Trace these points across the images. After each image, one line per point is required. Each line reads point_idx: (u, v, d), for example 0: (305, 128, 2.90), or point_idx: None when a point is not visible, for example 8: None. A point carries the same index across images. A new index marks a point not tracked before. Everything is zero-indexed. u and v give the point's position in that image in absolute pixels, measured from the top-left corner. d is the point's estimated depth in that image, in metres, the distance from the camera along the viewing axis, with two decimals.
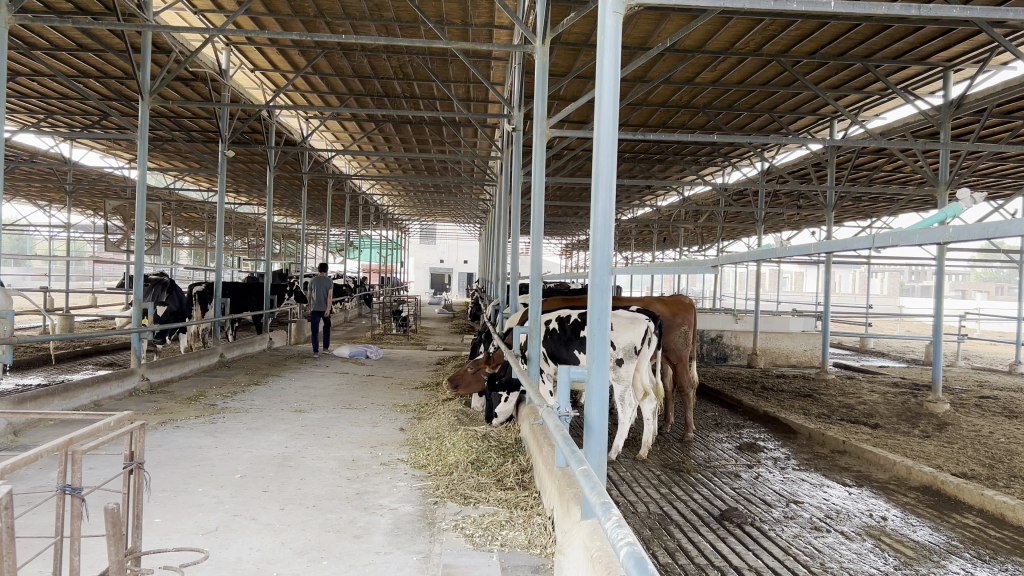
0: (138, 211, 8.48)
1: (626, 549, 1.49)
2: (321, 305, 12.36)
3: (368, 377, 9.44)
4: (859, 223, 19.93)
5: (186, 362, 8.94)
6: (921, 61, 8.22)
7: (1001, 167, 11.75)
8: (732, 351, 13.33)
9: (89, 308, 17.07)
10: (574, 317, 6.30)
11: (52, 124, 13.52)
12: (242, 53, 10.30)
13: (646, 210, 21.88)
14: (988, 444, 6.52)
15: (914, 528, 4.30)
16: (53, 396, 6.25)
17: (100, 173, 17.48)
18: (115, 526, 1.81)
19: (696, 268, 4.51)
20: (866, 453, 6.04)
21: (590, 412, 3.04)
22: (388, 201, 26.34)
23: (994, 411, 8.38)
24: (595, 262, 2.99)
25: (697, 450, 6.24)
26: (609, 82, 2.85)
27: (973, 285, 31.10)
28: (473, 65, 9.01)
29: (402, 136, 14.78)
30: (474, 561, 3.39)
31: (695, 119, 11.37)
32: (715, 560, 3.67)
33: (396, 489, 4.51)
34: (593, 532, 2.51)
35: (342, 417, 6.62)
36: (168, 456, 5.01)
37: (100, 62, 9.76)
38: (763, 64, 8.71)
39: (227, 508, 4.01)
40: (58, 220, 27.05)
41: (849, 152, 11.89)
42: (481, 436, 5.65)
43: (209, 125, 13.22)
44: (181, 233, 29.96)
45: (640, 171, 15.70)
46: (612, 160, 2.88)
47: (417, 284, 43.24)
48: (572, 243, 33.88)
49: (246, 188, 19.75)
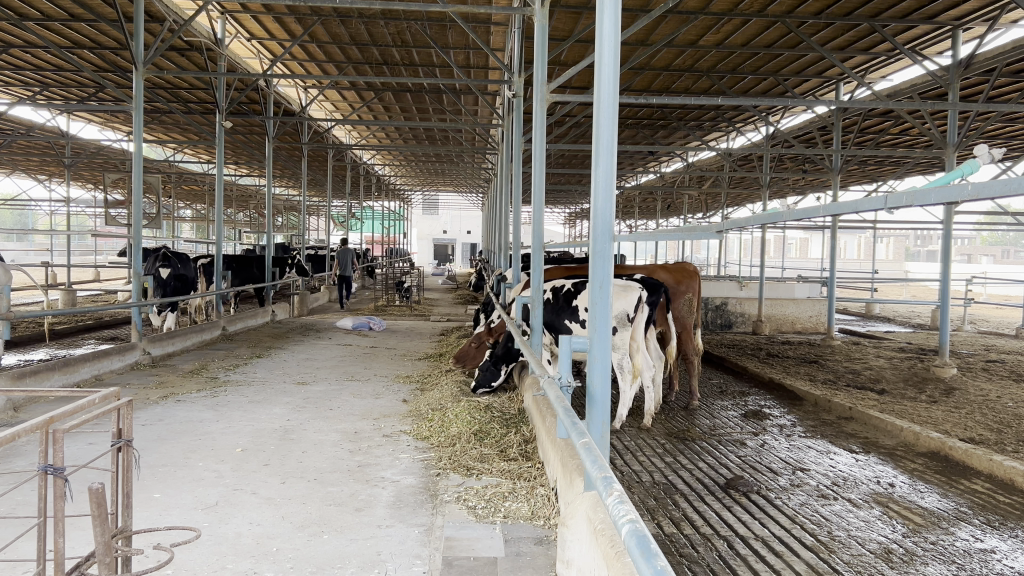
0: (133, 184, 8.33)
1: (628, 527, 1.41)
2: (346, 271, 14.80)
3: (371, 348, 9.40)
4: (864, 188, 19.80)
5: (189, 334, 8.91)
6: (929, 21, 8.05)
7: (1009, 128, 11.61)
8: (737, 317, 13.30)
9: (93, 282, 17.10)
10: (567, 287, 6.24)
11: (48, 97, 13.39)
12: (238, 21, 10.18)
13: (650, 178, 21.78)
14: (995, 408, 6.46)
15: (922, 494, 4.25)
16: (52, 371, 6.20)
17: (98, 147, 17.38)
18: (99, 508, 1.71)
19: (700, 233, 4.36)
20: (873, 420, 5.98)
21: (592, 383, 2.96)
22: (390, 171, 26.22)
23: (1001, 375, 8.32)
24: (594, 230, 2.90)
25: (701, 418, 6.20)
26: (609, 47, 2.75)
27: (978, 250, 31.08)
28: (471, 31, 8.80)
29: (402, 105, 14.63)
30: (476, 533, 3.35)
31: (700, 83, 11.18)
32: (720, 530, 3.61)
33: (398, 460, 4.46)
34: (596, 506, 2.46)
35: (345, 389, 6.58)
36: (168, 430, 4.98)
37: (93, 32, 9.65)
38: (768, 26, 8.54)
39: (227, 482, 3.97)
40: (58, 196, 26.95)
41: (856, 116, 11.74)
42: (484, 407, 5.61)
43: (206, 96, 13.09)
44: (183, 204, 29.93)
45: (642, 137, 15.52)
46: (613, 123, 2.78)
47: (421, 255, 43.40)
48: (575, 211, 33.73)
49: (246, 159, 19.62)
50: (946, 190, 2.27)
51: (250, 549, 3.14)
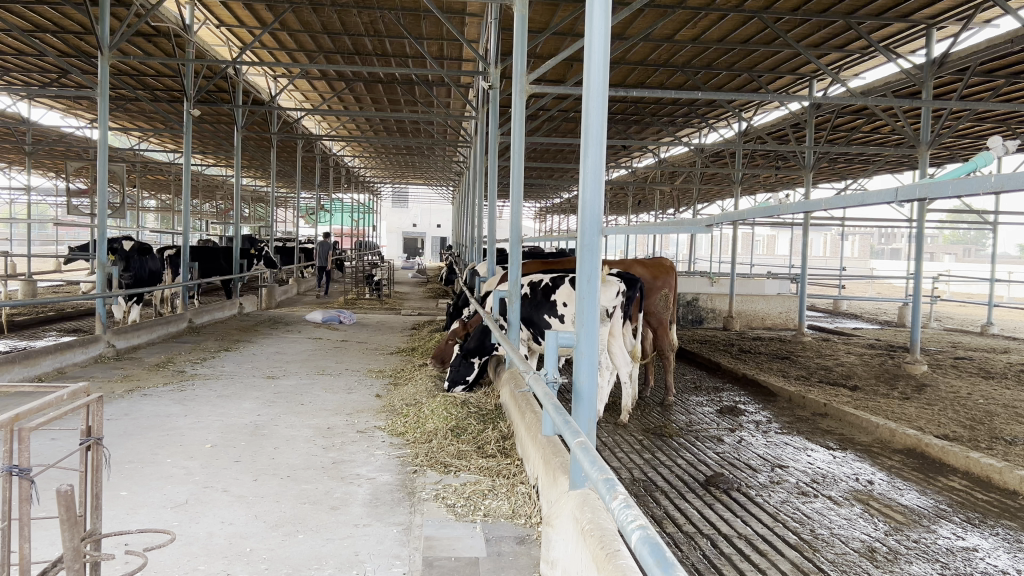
0: (97, 172, 8.09)
1: (640, 533, 1.35)
2: (326, 262, 16.16)
3: (342, 341, 9.26)
4: (834, 186, 20.00)
5: (154, 327, 8.71)
6: (904, 19, 8.09)
7: (980, 127, 11.77)
8: (708, 313, 13.35)
9: (56, 272, 16.74)
10: (545, 281, 6.18)
11: (8, 82, 12.98)
12: (207, 8, 9.98)
13: (623, 172, 21.79)
14: (967, 406, 6.51)
15: (902, 492, 4.24)
16: (12, 364, 6.00)
17: (60, 133, 16.99)
18: (68, 511, 1.60)
19: (687, 227, 4.31)
20: (849, 416, 5.99)
21: (580, 378, 2.88)
22: (360, 163, 25.96)
23: (970, 372, 8.44)
24: (581, 222, 2.82)
25: (677, 413, 6.17)
26: (599, 36, 2.66)
27: (941, 249, 31.61)
28: (447, 20, 8.62)
29: (373, 96, 14.46)
30: (456, 532, 3.27)
31: (674, 78, 11.18)
32: (703, 528, 3.58)
33: (374, 457, 4.37)
34: (584, 504, 2.39)
35: (317, 384, 6.45)
36: (134, 425, 4.83)
37: (57, 16, 9.39)
38: (745, 22, 8.55)
39: (197, 479, 3.85)
40: (18, 183, 26.34)
41: (828, 113, 11.84)
42: (460, 403, 5.54)
43: (173, 84, 12.82)
44: (148, 195, 29.44)
45: (615, 132, 15.51)
46: (601, 112, 2.70)
47: (391, 248, 43.17)
48: (546, 206, 33.77)
49: (213, 148, 19.28)
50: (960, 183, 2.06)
51: (223, 549, 3.03)
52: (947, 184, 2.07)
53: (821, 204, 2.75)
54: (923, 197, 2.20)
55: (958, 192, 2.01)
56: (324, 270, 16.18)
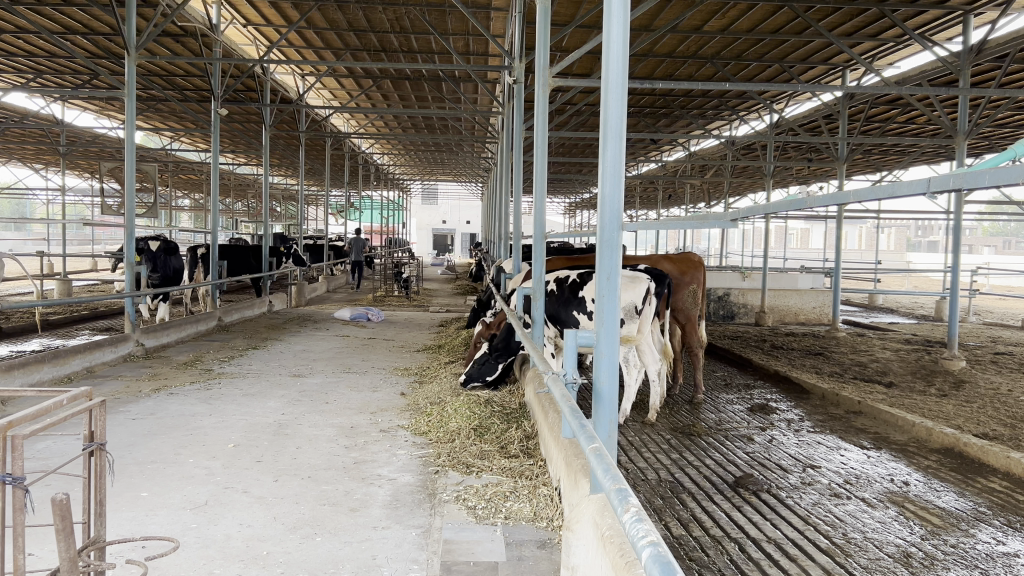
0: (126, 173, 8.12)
1: (650, 550, 1.27)
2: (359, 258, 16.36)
3: (370, 339, 9.23)
4: (869, 178, 19.63)
5: (184, 326, 8.75)
6: (941, 6, 7.87)
7: (1019, 115, 11.49)
8: (740, 309, 13.15)
9: (90, 271, 16.94)
10: (573, 278, 6.10)
11: (42, 84, 13.14)
12: (233, 7, 10.02)
13: (653, 166, 21.59)
14: (1007, 403, 6.31)
15: (939, 494, 4.10)
16: (42, 363, 6.04)
17: (94, 134, 17.18)
18: (63, 520, 1.55)
19: (713, 220, 4.19)
20: (884, 415, 5.83)
21: (599, 379, 2.79)
22: (388, 160, 26.02)
23: (1011, 367, 8.20)
24: (601, 218, 2.72)
25: (707, 411, 6.06)
26: (618, 26, 2.57)
27: (981, 240, 30.97)
28: (471, 13, 8.50)
29: (400, 92, 14.45)
30: (476, 535, 3.21)
31: (703, 69, 11.02)
32: (731, 531, 3.47)
33: (396, 457, 4.32)
34: (603, 509, 2.31)
35: (342, 382, 6.42)
36: (158, 425, 4.83)
37: (85, 17, 9.47)
38: (774, 11, 8.37)
39: (218, 479, 3.83)
40: (54, 184, 26.70)
41: (861, 103, 11.61)
42: (484, 401, 5.47)
43: (202, 83, 12.91)
44: (181, 194, 29.74)
45: (644, 126, 15.36)
46: (621, 103, 2.59)
47: (421, 244, 43.22)
48: (575, 202, 33.61)
49: (243, 148, 19.41)
50: (998, 171, 1.93)
51: (240, 552, 2.99)
52: (984, 176, 1.94)
53: (851, 197, 2.63)
54: (958, 188, 2.07)
55: (995, 182, 1.89)
56: (357, 266, 16.31)
